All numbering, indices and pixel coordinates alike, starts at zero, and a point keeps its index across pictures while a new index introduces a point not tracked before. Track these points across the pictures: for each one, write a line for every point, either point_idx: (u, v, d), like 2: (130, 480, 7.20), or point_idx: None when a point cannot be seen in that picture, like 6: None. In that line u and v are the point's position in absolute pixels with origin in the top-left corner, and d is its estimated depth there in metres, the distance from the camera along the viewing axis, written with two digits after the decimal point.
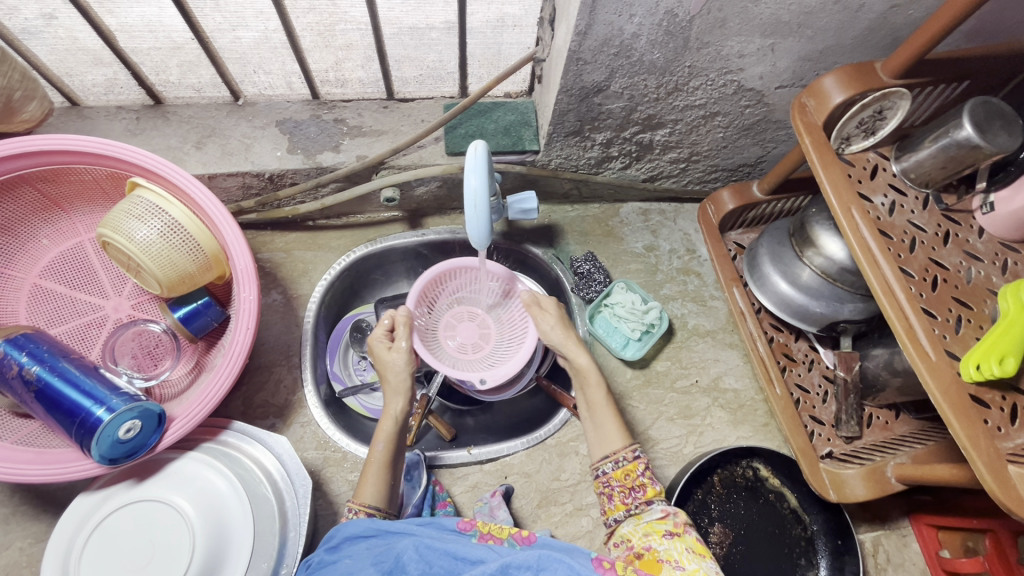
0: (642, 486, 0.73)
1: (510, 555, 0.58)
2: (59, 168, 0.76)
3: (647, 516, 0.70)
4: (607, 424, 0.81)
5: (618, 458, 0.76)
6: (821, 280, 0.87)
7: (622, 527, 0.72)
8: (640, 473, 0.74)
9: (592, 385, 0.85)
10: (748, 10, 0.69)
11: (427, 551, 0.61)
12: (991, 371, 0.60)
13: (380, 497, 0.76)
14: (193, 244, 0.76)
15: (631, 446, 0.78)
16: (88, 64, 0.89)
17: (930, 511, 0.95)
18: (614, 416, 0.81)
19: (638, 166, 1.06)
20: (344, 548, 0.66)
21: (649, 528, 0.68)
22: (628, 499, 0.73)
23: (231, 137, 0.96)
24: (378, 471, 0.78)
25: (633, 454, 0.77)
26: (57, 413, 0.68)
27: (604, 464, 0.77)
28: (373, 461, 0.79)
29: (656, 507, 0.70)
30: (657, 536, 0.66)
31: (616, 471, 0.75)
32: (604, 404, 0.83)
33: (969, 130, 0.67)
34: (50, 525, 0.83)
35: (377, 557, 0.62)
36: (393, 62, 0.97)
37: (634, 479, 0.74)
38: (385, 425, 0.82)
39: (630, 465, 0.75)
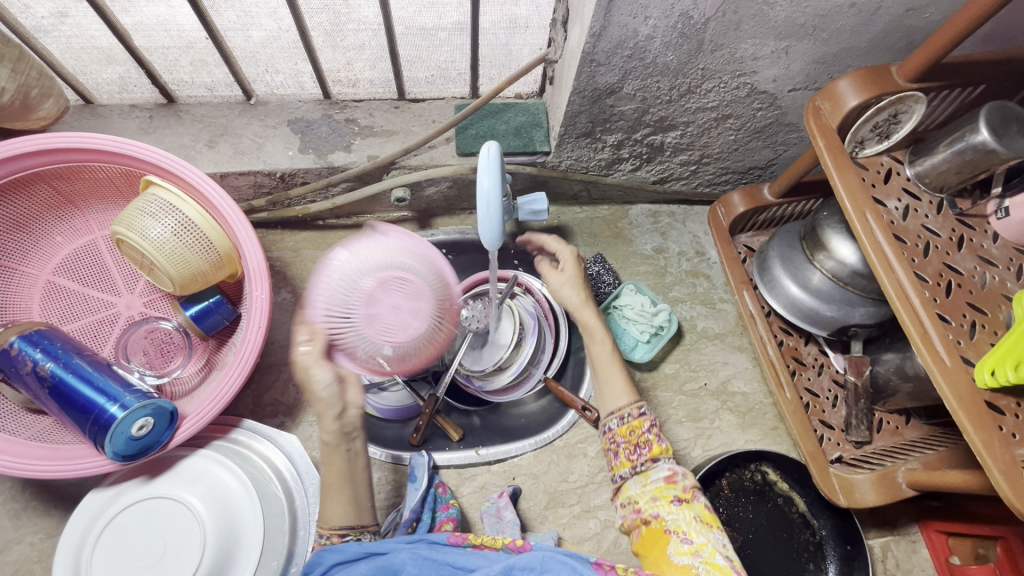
0: (647, 442, 0.76)
1: (515, 557, 0.59)
2: (73, 166, 0.76)
3: (653, 474, 0.74)
4: (612, 380, 0.82)
5: (623, 413, 0.78)
6: (832, 284, 0.86)
7: (627, 482, 0.75)
8: (646, 430, 0.77)
9: (597, 340, 0.86)
10: (764, 12, 0.69)
11: (425, 564, 0.61)
12: (1006, 377, 0.59)
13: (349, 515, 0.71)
14: (206, 243, 0.76)
15: (636, 402, 0.79)
16: (101, 62, 0.90)
17: (940, 518, 0.94)
18: (619, 373, 0.83)
19: (648, 169, 1.06)
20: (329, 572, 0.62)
21: (657, 492, 0.72)
22: (634, 456, 0.76)
23: (243, 136, 0.96)
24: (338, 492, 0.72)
25: (639, 410, 0.78)
26: (72, 409, 0.69)
27: (610, 421, 0.80)
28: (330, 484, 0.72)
29: (663, 464, 0.75)
30: (665, 503, 0.71)
31: (621, 427, 0.77)
32: (609, 363, 0.84)
33: (985, 135, 0.67)
34: (61, 521, 0.84)
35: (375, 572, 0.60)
36: (404, 63, 0.98)
37: (639, 436, 0.77)
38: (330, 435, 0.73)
39: (635, 422, 0.77)
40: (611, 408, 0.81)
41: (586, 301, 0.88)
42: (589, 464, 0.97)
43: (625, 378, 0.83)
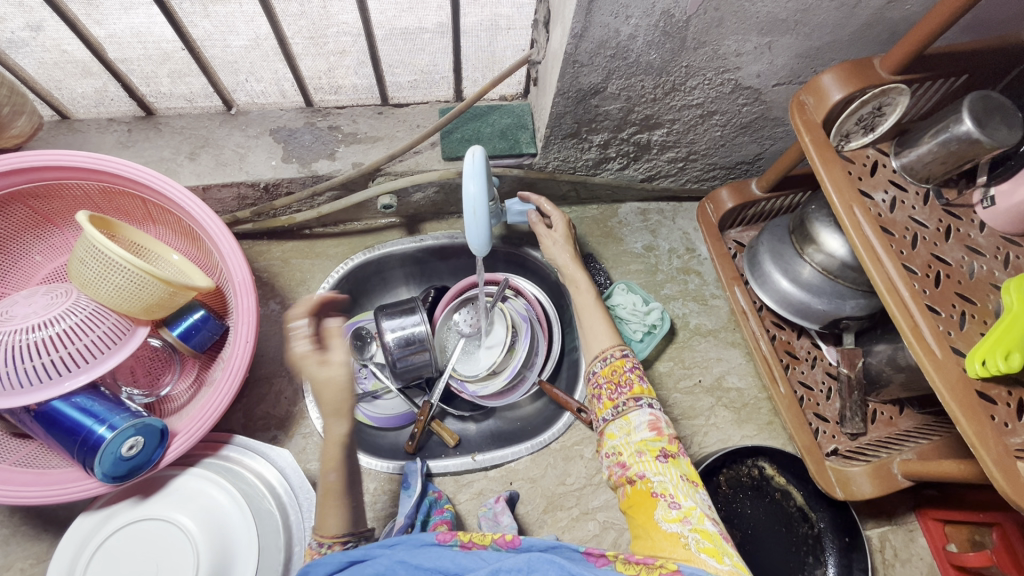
0: (628, 382, 0.78)
1: (498, 563, 0.53)
2: (51, 184, 0.75)
3: (635, 418, 0.74)
4: (595, 324, 0.87)
5: (606, 355, 0.82)
6: (822, 277, 0.86)
7: (609, 426, 0.76)
8: (628, 369, 0.79)
9: (581, 290, 0.92)
10: (745, 9, 0.69)
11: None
12: (997, 366, 0.59)
13: (345, 523, 0.70)
14: (129, 275, 0.67)
15: (619, 345, 0.83)
16: (76, 75, 0.88)
17: (936, 506, 0.95)
18: (601, 319, 0.87)
19: (636, 167, 1.05)
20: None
21: (642, 445, 0.72)
22: (616, 395, 0.78)
23: (225, 147, 0.95)
24: (343, 500, 0.71)
25: (620, 352, 0.82)
26: (57, 431, 0.67)
27: (594, 364, 0.82)
28: (332, 490, 0.71)
29: (644, 410, 0.75)
30: (651, 459, 0.70)
31: (604, 368, 0.80)
32: (591, 310, 0.89)
33: (969, 125, 0.67)
34: (51, 545, 0.82)
35: None
36: (386, 67, 0.97)
37: (621, 376, 0.79)
38: (329, 452, 0.72)
39: (617, 362, 0.80)
40: (595, 352, 0.84)
41: (575, 263, 0.95)
42: (587, 466, 0.96)
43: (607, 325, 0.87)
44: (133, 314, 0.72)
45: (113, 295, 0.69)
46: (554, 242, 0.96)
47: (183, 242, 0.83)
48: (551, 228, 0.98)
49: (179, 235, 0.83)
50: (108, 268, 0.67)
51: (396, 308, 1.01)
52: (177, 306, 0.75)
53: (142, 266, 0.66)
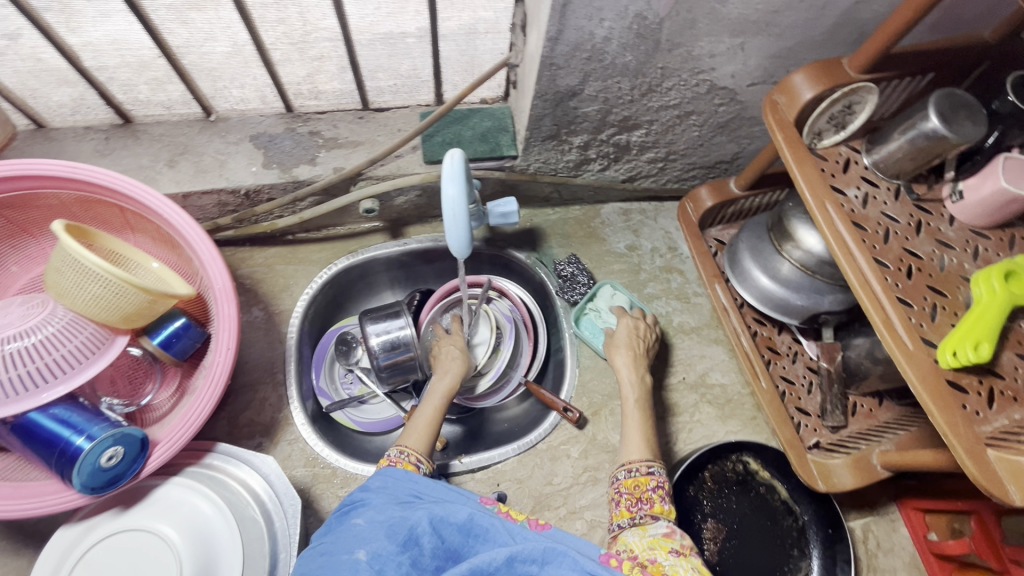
0: (651, 500, 0.75)
1: (518, 546, 0.58)
2: (26, 194, 0.74)
3: (652, 529, 0.71)
4: (632, 436, 0.85)
5: (632, 467, 0.79)
6: (800, 273, 0.88)
7: (625, 531, 0.73)
8: (652, 487, 0.76)
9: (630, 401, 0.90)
10: (717, 10, 0.70)
11: (441, 525, 0.61)
12: (967, 357, 0.61)
13: (423, 443, 0.80)
14: (110, 283, 0.67)
15: (647, 460, 0.80)
16: (52, 84, 0.87)
17: (917, 496, 0.96)
18: (639, 430, 0.86)
19: (616, 168, 1.06)
20: (371, 490, 0.67)
21: (653, 542, 0.69)
22: (635, 508, 0.75)
23: (205, 154, 0.94)
24: (431, 423, 0.83)
25: (648, 469, 0.78)
26: (35, 443, 0.66)
27: (618, 472, 0.80)
28: (431, 410, 0.85)
29: (662, 522, 0.71)
30: (663, 552, 0.67)
31: (626, 479, 0.77)
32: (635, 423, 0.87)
33: (936, 122, 0.68)
34: (31, 560, 0.81)
35: (391, 528, 0.61)
36: (367, 72, 0.97)
37: (643, 492, 0.76)
38: (438, 388, 0.90)
39: (641, 478, 0.77)
40: (623, 459, 0.82)
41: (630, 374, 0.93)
42: (574, 465, 0.97)
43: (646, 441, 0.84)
44: (111, 323, 0.71)
45: (90, 304, 0.69)
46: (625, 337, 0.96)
47: (163, 250, 0.83)
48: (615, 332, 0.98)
49: (159, 242, 0.82)
50: (86, 277, 0.67)
51: (380, 312, 1.01)
52: (157, 314, 0.75)
53: (121, 275, 0.66)
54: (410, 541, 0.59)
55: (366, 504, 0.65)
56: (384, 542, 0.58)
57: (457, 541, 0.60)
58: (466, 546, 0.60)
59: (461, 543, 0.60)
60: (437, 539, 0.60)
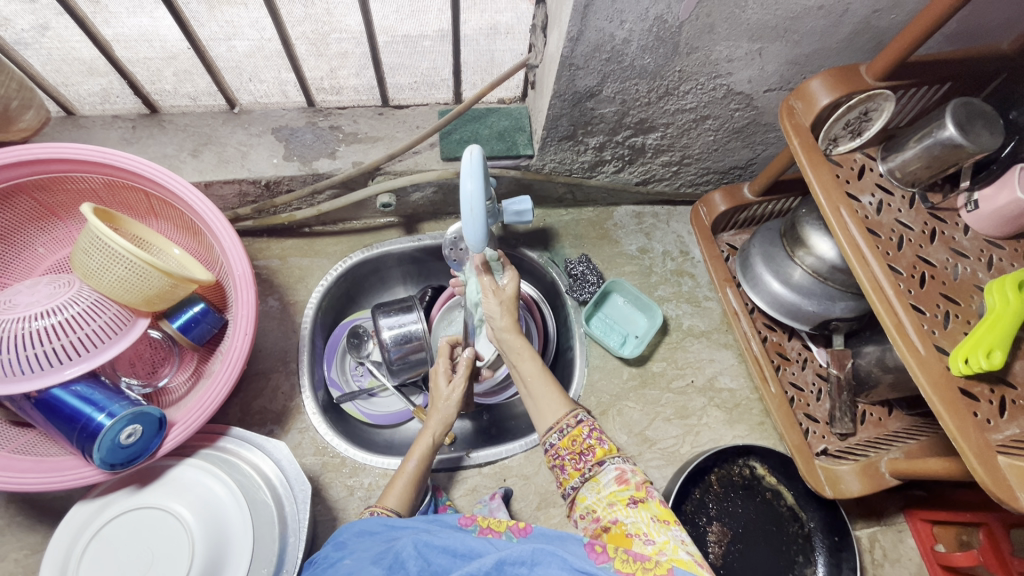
0: (591, 448, 0.72)
1: (506, 550, 0.54)
2: (56, 177, 0.76)
3: (603, 478, 0.69)
4: (547, 392, 0.78)
5: (561, 425, 0.74)
6: (812, 280, 0.88)
7: (579, 493, 0.71)
8: (587, 436, 0.72)
9: (527, 359, 0.80)
10: (736, 15, 0.71)
11: (426, 549, 0.57)
12: (979, 364, 0.61)
13: (402, 504, 0.74)
14: (132, 264, 0.68)
15: (573, 410, 0.75)
16: (83, 74, 0.91)
17: (925, 507, 0.96)
18: (550, 384, 0.79)
19: (631, 170, 1.07)
20: (349, 544, 0.63)
21: (612, 496, 0.67)
22: (580, 464, 0.72)
23: (227, 145, 0.96)
24: (412, 483, 0.77)
25: (576, 419, 0.74)
26: (57, 419, 0.68)
27: (550, 436, 0.75)
28: (405, 473, 0.77)
29: (610, 466, 0.70)
30: (622, 506, 0.66)
31: (563, 441, 0.72)
32: (541, 375, 0.79)
33: (952, 130, 0.69)
34: (46, 536, 0.83)
35: (378, 556, 0.58)
36: (388, 70, 0.99)
37: (582, 444, 0.72)
38: (422, 441, 0.80)
39: (575, 431, 0.73)
40: (549, 421, 0.76)
41: (516, 331, 0.81)
42: None
43: (557, 387, 0.79)
44: (134, 305, 0.73)
45: (114, 286, 0.70)
46: (496, 301, 0.80)
47: (184, 236, 0.85)
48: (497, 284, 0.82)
49: (181, 229, 0.84)
50: (112, 260, 0.68)
51: (391, 306, 1.03)
52: (177, 298, 0.76)
53: (144, 257, 0.67)
54: (396, 565, 0.56)
55: (348, 554, 0.61)
56: (371, 569, 0.56)
57: (444, 562, 0.55)
58: (453, 565, 0.55)
59: (448, 563, 0.55)
60: (423, 562, 0.56)
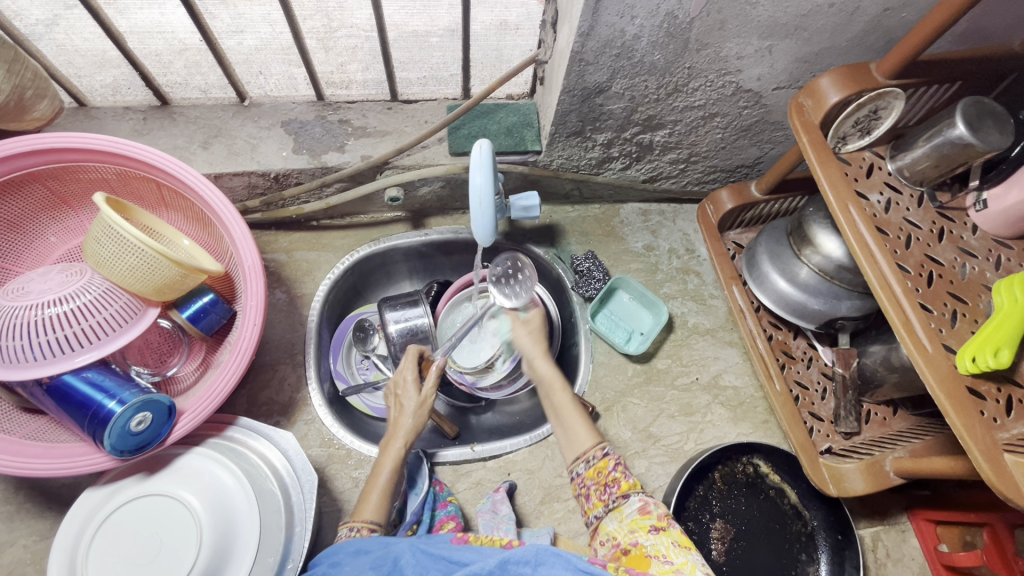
0: (615, 480, 0.71)
1: (509, 551, 0.55)
2: (69, 166, 0.76)
3: (626, 509, 0.69)
4: (572, 420, 0.79)
5: (588, 457, 0.75)
6: (819, 278, 0.88)
7: (602, 521, 0.71)
8: (612, 469, 0.72)
9: (558, 390, 0.82)
10: (747, 12, 0.71)
11: (424, 556, 0.59)
12: (986, 362, 0.61)
13: (380, 514, 0.73)
14: (141, 253, 0.69)
15: (599, 442, 0.76)
16: (96, 65, 0.90)
17: (929, 507, 0.96)
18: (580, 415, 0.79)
19: (638, 167, 1.08)
20: (345, 562, 0.61)
21: (634, 524, 0.66)
22: (605, 495, 0.72)
23: (237, 137, 0.97)
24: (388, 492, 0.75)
25: (603, 451, 0.75)
26: (68, 405, 0.69)
27: (577, 466, 0.76)
28: (378, 486, 0.75)
29: (634, 498, 0.69)
30: (643, 532, 0.65)
31: (588, 472, 0.73)
32: (570, 407, 0.80)
33: (962, 129, 0.69)
34: (54, 523, 0.84)
35: (375, 562, 0.60)
36: (397, 65, 0.99)
37: (607, 476, 0.72)
38: (391, 451, 0.78)
39: (600, 463, 0.73)
40: (576, 452, 0.77)
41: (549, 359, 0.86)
42: None
43: (589, 421, 0.79)
44: (144, 294, 0.73)
45: (125, 275, 0.71)
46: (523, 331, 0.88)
47: (194, 227, 0.86)
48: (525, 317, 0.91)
49: (191, 220, 0.85)
50: (123, 249, 0.69)
51: (398, 300, 1.03)
52: (187, 289, 0.77)
53: (154, 247, 0.68)
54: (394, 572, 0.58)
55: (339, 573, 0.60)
56: None
57: (442, 568, 0.57)
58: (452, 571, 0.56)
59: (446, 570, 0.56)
60: (421, 567, 0.57)
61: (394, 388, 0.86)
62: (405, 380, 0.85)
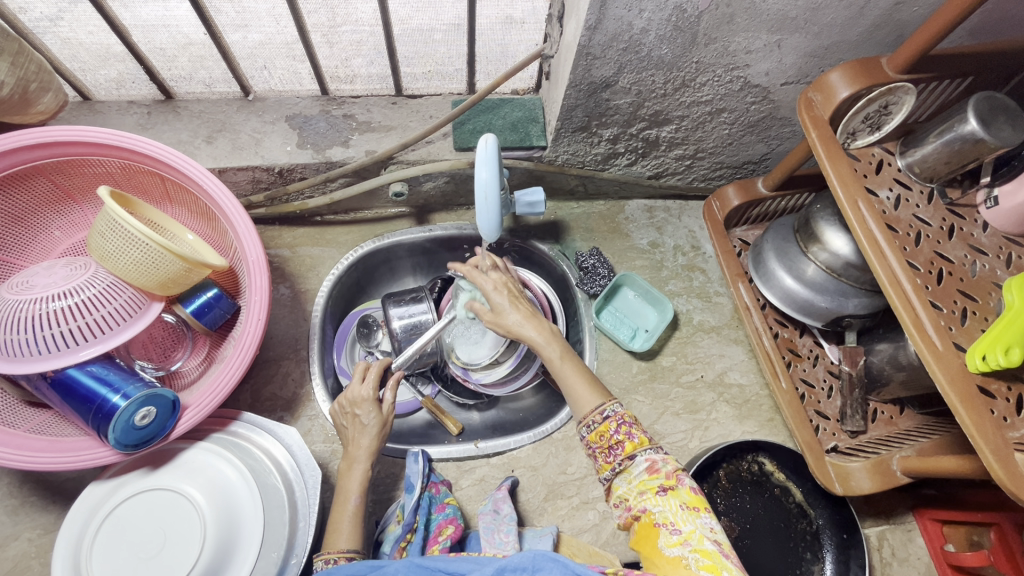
0: (620, 442, 0.69)
1: (506, 558, 0.56)
2: (73, 160, 0.76)
3: (635, 469, 0.68)
4: (572, 383, 0.74)
5: (589, 421, 0.71)
6: (826, 276, 0.87)
7: (614, 481, 0.70)
8: (615, 431, 0.70)
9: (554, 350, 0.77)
10: (757, 6, 0.70)
11: (418, 570, 0.59)
12: (996, 361, 0.60)
13: (355, 540, 0.72)
14: (146, 247, 0.68)
15: (601, 403, 0.71)
16: (100, 59, 0.90)
17: (935, 507, 0.96)
18: (578, 374, 0.74)
19: (644, 163, 1.07)
20: None
21: (642, 485, 0.66)
22: (611, 457, 0.70)
23: (241, 132, 0.96)
24: (359, 518, 0.75)
25: (603, 415, 0.70)
26: (72, 399, 0.69)
27: (580, 428, 0.73)
28: (348, 513, 0.74)
29: (641, 458, 0.68)
30: (651, 495, 0.65)
31: (590, 436, 0.70)
32: (568, 369, 0.75)
33: (974, 125, 0.68)
34: (59, 517, 0.84)
35: None
36: (402, 59, 0.98)
37: (610, 439, 0.70)
38: (353, 477, 0.77)
39: (602, 427, 0.70)
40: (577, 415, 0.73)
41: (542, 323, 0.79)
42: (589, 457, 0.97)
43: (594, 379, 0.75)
44: (149, 288, 0.73)
45: (130, 269, 0.71)
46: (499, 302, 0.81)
47: (199, 222, 0.85)
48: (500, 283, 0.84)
49: (196, 215, 0.85)
50: (128, 243, 0.69)
51: (401, 295, 1.03)
52: (191, 283, 0.77)
53: (159, 241, 0.68)
54: None
55: None
56: None
57: None
58: None
59: None
60: None
61: (349, 406, 0.82)
62: (364, 398, 0.81)
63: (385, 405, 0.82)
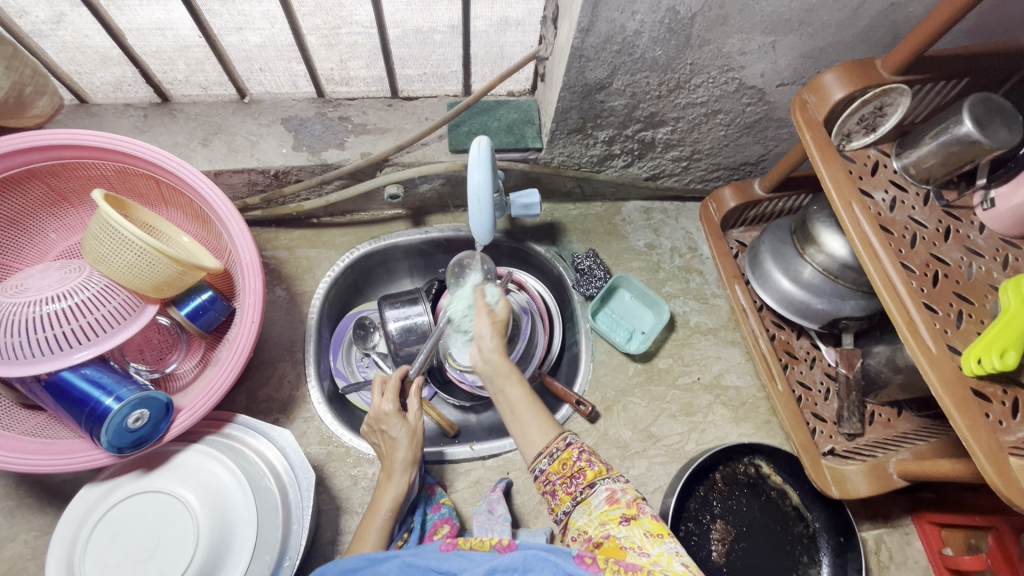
0: (580, 471, 0.70)
1: (498, 558, 0.56)
2: (68, 163, 0.76)
3: (594, 500, 0.68)
4: (533, 416, 0.73)
5: (551, 450, 0.71)
6: (823, 278, 0.87)
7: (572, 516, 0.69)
8: (577, 458, 0.70)
9: (513, 382, 0.75)
10: (750, 7, 0.70)
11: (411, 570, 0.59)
12: (992, 364, 0.60)
13: None
14: (140, 250, 0.69)
15: (561, 432, 0.72)
16: (97, 63, 0.91)
17: (933, 510, 0.95)
18: (538, 407, 0.75)
19: (640, 165, 1.07)
20: None
21: (603, 516, 0.66)
22: (571, 488, 0.70)
23: (237, 134, 0.97)
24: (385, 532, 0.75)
25: (565, 441, 0.71)
26: (66, 402, 0.69)
27: (539, 462, 0.72)
28: (376, 528, 0.75)
29: (600, 488, 0.69)
30: (614, 524, 0.64)
31: (553, 466, 0.70)
32: (527, 401, 0.74)
33: (969, 126, 0.67)
34: (55, 518, 0.84)
35: None
36: (397, 61, 0.98)
37: (572, 467, 0.70)
38: (387, 492, 0.78)
39: (564, 455, 0.71)
40: (536, 448, 0.72)
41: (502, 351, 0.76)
42: None
43: (545, 413, 0.75)
44: (143, 291, 0.73)
45: (124, 272, 0.71)
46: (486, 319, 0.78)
47: (193, 224, 0.86)
48: (491, 308, 0.81)
49: (191, 218, 0.85)
50: (123, 246, 0.69)
51: (397, 297, 1.03)
52: (185, 286, 0.77)
53: (153, 244, 0.68)
54: None
55: None
56: None
57: None
58: None
59: None
60: None
61: (376, 423, 0.83)
62: (387, 413, 0.82)
63: (410, 415, 0.83)
